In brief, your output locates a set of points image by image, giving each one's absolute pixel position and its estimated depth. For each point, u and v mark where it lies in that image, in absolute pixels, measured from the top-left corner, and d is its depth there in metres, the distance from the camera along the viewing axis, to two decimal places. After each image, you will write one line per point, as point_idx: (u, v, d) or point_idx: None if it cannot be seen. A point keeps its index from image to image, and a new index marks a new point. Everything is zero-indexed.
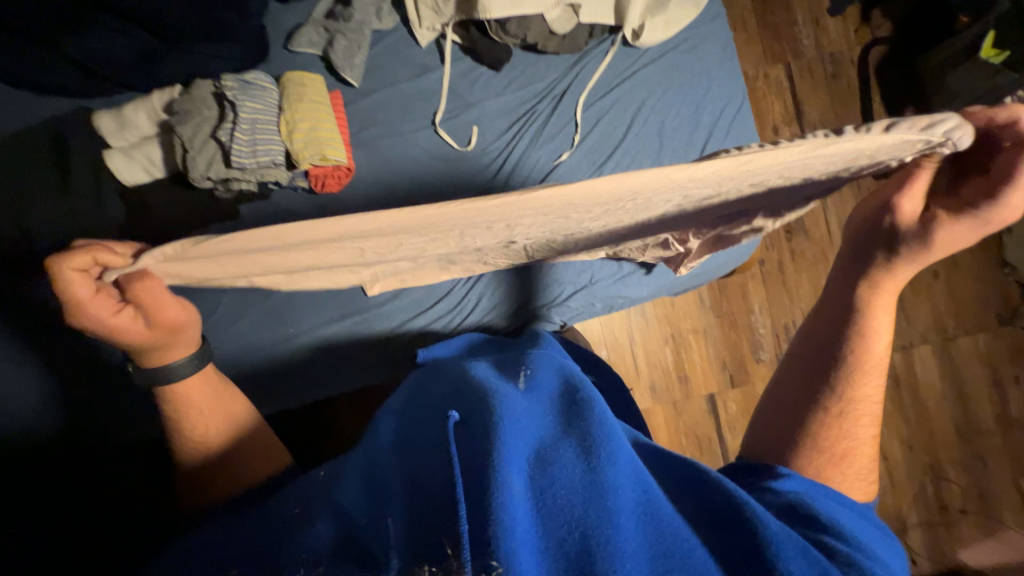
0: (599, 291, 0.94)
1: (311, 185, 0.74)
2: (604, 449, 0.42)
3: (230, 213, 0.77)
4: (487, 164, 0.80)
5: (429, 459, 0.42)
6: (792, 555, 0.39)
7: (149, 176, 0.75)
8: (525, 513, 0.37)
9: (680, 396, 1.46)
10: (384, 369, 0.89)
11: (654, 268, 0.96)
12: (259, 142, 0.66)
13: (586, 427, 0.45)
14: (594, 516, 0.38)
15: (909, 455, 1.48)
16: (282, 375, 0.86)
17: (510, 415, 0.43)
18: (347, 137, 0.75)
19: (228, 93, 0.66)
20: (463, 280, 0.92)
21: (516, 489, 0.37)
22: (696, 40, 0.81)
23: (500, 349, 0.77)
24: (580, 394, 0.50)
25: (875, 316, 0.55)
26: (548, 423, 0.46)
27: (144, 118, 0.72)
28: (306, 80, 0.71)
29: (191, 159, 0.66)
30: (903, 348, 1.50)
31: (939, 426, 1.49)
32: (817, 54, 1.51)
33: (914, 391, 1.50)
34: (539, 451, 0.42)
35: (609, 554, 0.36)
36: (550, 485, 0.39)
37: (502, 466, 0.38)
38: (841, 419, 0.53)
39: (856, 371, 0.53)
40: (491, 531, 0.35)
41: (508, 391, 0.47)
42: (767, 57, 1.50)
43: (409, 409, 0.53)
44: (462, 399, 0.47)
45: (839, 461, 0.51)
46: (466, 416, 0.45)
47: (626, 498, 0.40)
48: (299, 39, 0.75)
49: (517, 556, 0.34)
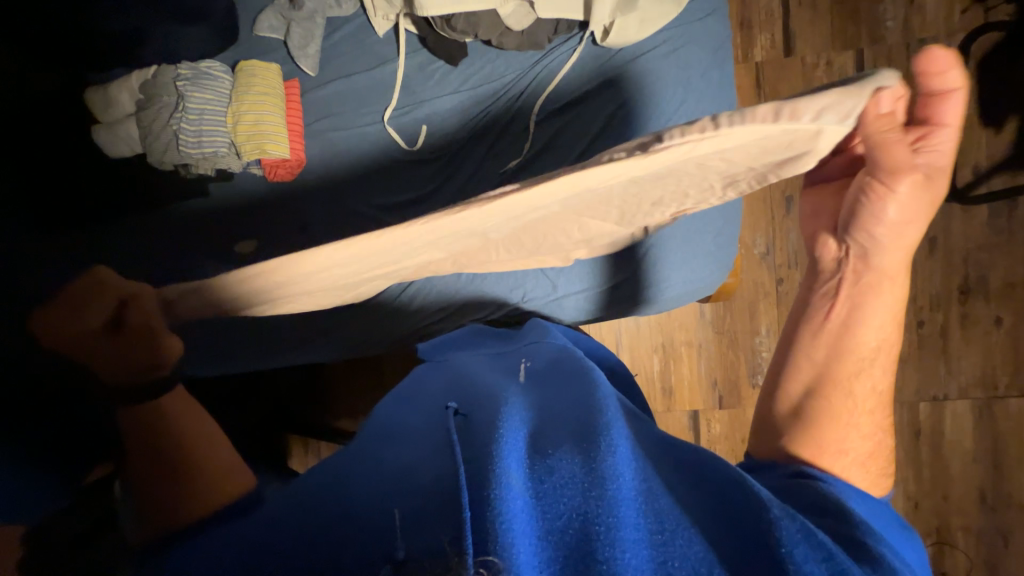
0: (531, 309, 0.95)
1: (264, 173, 0.77)
2: (605, 439, 0.44)
3: (200, 190, 0.83)
4: (433, 162, 0.81)
5: (437, 451, 0.48)
6: (794, 537, 0.38)
7: (132, 151, 0.80)
8: (524, 503, 0.39)
9: (661, 408, 1.39)
10: (333, 349, 0.95)
11: (593, 290, 0.93)
12: (204, 134, 0.70)
13: (583, 422, 0.48)
14: (593, 503, 0.39)
15: (911, 512, 1.31)
16: (229, 348, 0.90)
17: (509, 414, 0.48)
18: (298, 128, 0.76)
19: (180, 84, 0.70)
20: (395, 287, 0.93)
21: (515, 482, 0.40)
22: (670, 35, 0.76)
23: (500, 342, 0.79)
24: (578, 386, 0.55)
25: (877, 310, 0.50)
26: (548, 420, 0.50)
27: (126, 97, 0.78)
28: (259, 70, 0.73)
29: (150, 144, 0.70)
30: (933, 399, 1.31)
31: (960, 492, 1.29)
32: (903, 40, 1.25)
33: (937, 448, 1.31)
34: (537, 446, 0.45)
35: (611, 541, 0.36)
36: (549, 474, 0.42)
37: (500, 457, 0.41)
38: (851, 413, 0.50)
39: (862, 366, 0.51)
40: (490, 525, 0.37)
41: (511, 396, 0.53)
42: (835, 41, 1.26)
43: (421, 404, 0.60)
44: (470, 399, 0.55)
45: (863, 461, 0.49)
46: (466, 413, 0.52)
47: (628, 484, 0.41)
48: (260, 24, 0.76)
49: (515, 546, 0.35)
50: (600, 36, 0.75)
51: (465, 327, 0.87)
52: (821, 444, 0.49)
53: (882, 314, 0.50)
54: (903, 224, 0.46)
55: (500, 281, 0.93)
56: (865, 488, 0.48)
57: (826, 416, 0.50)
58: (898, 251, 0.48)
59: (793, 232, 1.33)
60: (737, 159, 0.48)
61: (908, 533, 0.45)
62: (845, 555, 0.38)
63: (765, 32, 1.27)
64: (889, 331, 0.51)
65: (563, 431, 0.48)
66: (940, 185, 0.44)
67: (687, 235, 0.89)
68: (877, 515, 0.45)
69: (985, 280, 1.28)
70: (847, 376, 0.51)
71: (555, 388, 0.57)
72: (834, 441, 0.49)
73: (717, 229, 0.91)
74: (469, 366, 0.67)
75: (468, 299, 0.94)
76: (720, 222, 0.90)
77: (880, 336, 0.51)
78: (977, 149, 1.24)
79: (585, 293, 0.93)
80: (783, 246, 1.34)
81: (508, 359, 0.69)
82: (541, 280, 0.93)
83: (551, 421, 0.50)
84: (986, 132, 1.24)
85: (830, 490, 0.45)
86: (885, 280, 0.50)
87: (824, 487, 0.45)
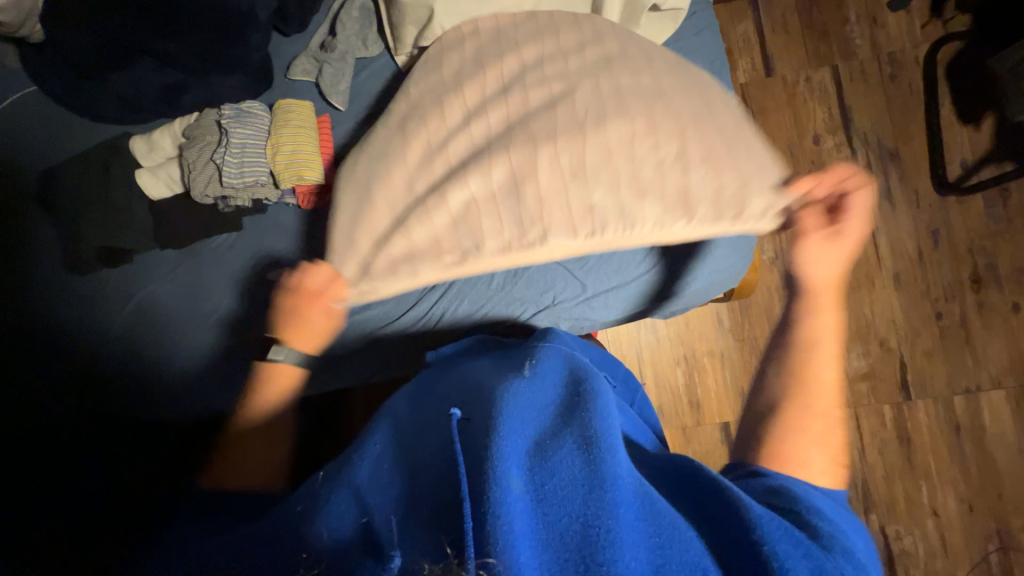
0: (562, 311, 0.95)
1: (298, 202, 0.92)
2: (604, 442, 0.46)
3: (233, 223, 0.92)
4: None
5: (438, 458, 0.46)
6: (785, 547, 0.42)
7: (171, 191, 0.91)
8: (524, 505, 0.40)
9: (692, 421, 1.35)
10: (356, 374, 0.94)
11: (621, 291, 0.94)
12: (246, 164, 0.86)
13: (585, 421, 0.49)
14: (594, 505, 0.41)
15: (969, 516, 1.22)
16: (259, 379, 0.91)
17: (508, 412, 0.47)
18: (330, 158, 0.93)
19: (225, 121, 0.86)
20: (429, 290, 0.94)
21: (514, 484, 0.40)
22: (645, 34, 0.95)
23: (510, 347, 0.78)
24: (582, 391, 0.55)
25: (818, 314, 0.67)
26: (547, 419, 0.50)
27: (168, 142, 0.91)
28: (295, 107, 0.91)
29: (194, 179, 0.85)
30: (966, 392, 1.27)
31: (1015, 489, 1.22)
32: (872, 53, 1.37)
33: (979, 442, 1.25)
34: (538, 446, 0.46)
35: (610, 541, 0.39)
36: (548, 477, 0.42)
37: (500, 459, 0.41)
38: (805, 395, 0.62)
39: (809, 353, 0.64)
40: (492, 532, 0.37)
41: (508, 386, 0.52)
42: (811, 59, 1.38)
43: (416, 405, 0.60)
44: (470, 402, 0.53)
45: (820, 444, 0.59)
46: (468, 415, 0.49)
47: (625, 489, 0.43)
48: (296, 69, 0.97)
49: (516, 547, 0.36)
50: None
51: (474, 338, 0.85)
52: (786, 434, 0.59)
53: (821, 320, 0.66)
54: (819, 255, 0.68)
55: (531, 285, 0.94)
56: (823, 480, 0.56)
57: (787, 407, 0.62)
58: (821, 271, 0.68)
59: None
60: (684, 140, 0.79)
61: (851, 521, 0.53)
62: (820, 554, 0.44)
63: (745, 57, 1.40)
64: (825, 269, 0.68)
65: (566, 431, 0.48)
66: (848, 244, 0.68)
67: (647, 49, 0.87)
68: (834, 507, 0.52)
69: (993, 267, 1.30)
70: (796, 359, 0.65)
71: (559, 391, 0.55)
72: (794, 420, 0.60)
73: None
74: (457, 369, 0.70)
75: (433, 59, 0.90)
76: None
77: (817, 330, 0.66)
78: (961, 144, 1.33)
79: (616, 294, 0.95)
80: None
81: (512, 361, 0.67)
82: (572, 282, 0.94)
83: (551, 423, 0.50)
84: (967, 129, 1.33)
85: (787, 488, 0.52)
86: (817, 290, 0.68)
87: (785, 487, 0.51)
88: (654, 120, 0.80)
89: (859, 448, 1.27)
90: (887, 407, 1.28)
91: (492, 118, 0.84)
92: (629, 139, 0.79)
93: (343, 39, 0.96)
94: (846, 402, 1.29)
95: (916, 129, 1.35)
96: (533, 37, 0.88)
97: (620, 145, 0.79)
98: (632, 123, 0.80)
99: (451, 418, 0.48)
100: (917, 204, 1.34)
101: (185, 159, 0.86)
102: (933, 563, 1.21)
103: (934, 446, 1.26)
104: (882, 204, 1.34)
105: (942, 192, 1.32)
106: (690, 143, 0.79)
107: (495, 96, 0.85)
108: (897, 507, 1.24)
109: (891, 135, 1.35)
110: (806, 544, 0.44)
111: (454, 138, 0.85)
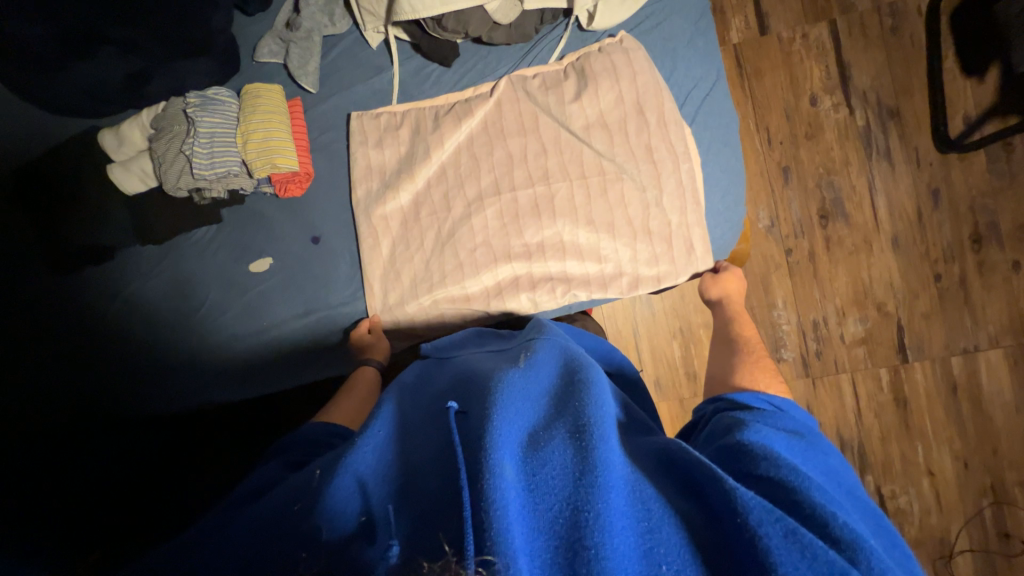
0: None
1: (275, 190, 0.90)
2: (596, 432, 0.46)
3: (213, 217, 0.92)
4: (444, 149, 0.91)
5: (435, 452, 0.48)
6: (766, 524, 0.41)
7: (146, 185, 0.89)
8: (517, 494, 0.41)
9: (689, 393, 1.36)
10: (345, 362, 0.92)
11: None
12: (216, 155, 0.83)
13: (577, 410, 0.50)
14: (584, 491, 0.41)
15: (963, 472, 1.24)
16: (253, 369, 0.92)
17: (504, 406, 0.48)
18: (304, 144, 0.90)
19: (191, 110, 0.83)
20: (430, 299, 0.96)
21: (509, 474, 0.42)
22: None
23: (504, 339, 0.77)
24: (576, 380, 0.55)
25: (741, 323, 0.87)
26: (541, 410, 0.51)
27: (137, 134, 0.88)
28: (263, 92, 0.88)
29: (165, 171, 0.83)
30: (964, 352, 1.26)
31: (1008, 444, 1.23)
32: (872, 5, 1.30)
33: (976, 401, 1.25)
34: (532, 437, 0.47)
35: (601, 527, 0.39)
36: (542, 467, 0.44)
37: (495, 450, 0.43)
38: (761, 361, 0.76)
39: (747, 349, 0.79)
40: (488, 524, 0.38)
41: (504, 380, 0.53)
42: (806, 15, 1.32)
43: (412, 397, 0.61)
44: (467, 395, 0.54)
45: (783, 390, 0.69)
46: (466, 409, 0.51)
47: (616, 475, 0.43)
48: (262, 50, 0.93)
49: (510, 533, 0.37)
50: (586, 20, 0.94)
51: (468, 330, 0.84)
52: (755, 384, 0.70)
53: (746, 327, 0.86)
54: (726, 286, 0.91)
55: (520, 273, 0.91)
56: (805, 429, 0.59)
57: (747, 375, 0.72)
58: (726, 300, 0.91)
59: (795, 201, 1.32)
60: (651, 211, 0.88)
61: (845, 495, 0.51)
62: (806, 530, 0.42)
63: (738, 15, 1.33)
64: (734, 283, 0.91)
65: (559, 422, 0.49)
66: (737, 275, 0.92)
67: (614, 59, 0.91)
68: (815, 470, 0.52)
69: (995, 225, 1.27)
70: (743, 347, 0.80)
71: (554, 382, 0.56)
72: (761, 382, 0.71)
73: (724, 188, 0.93)
74: (452, 361, 0.70)
75: (426, 147, 0.91)
76: (724, 184, 0.93)
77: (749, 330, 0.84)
78: (965, 99, 1.28)
79: None
80: (788, 217, 1.32)
81: (506, 352, 0.67)
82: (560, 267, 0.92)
83: (545, 413, 0.51)
84: (970, 83, 1.28)
85: (772, 449, 0.51)
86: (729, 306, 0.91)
87: (765, 450, 0.51)
88: (618, 167, 0.89)
89: (855, 412, 1.28)
90: (884, 371, 1.28)
91: (489, 213, 0.89)
92: (600, 190, 0.88)
93: (308, 15, 0.91)
94: (843, 367, 1.29)
95: (917, 84, 1.29)
96: (513, 111, 0.91)
97: (597, 195, 0.88)
98: (603, 163, 0.89)
99: (450, 413, 0.50)
100: (916, 163, 1.30)
101: (154, 153, 0.84)
102: (927, 520, 1.23)
103: (931, 406, 1.26)
104: (881, 165, 1.30)
105: (944, 150, 1.28)
106: (656, 181, 0.88)
107: (489, 175, 0.90)
108: (892, 468, 1.26)
109: (891, 92, 1.30)
110: (784, 515, 0.42)
111: (456, 216, 0.89)
